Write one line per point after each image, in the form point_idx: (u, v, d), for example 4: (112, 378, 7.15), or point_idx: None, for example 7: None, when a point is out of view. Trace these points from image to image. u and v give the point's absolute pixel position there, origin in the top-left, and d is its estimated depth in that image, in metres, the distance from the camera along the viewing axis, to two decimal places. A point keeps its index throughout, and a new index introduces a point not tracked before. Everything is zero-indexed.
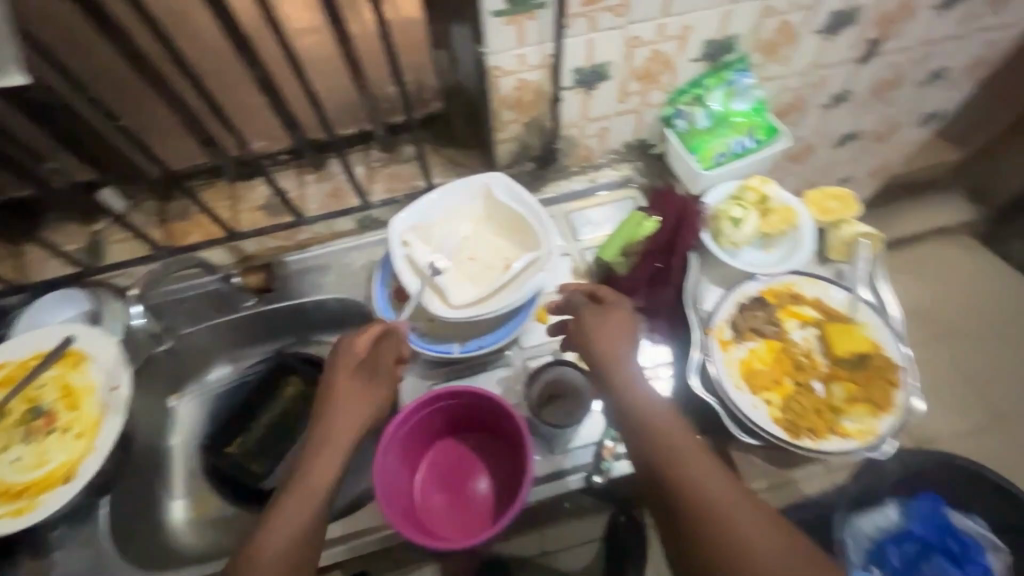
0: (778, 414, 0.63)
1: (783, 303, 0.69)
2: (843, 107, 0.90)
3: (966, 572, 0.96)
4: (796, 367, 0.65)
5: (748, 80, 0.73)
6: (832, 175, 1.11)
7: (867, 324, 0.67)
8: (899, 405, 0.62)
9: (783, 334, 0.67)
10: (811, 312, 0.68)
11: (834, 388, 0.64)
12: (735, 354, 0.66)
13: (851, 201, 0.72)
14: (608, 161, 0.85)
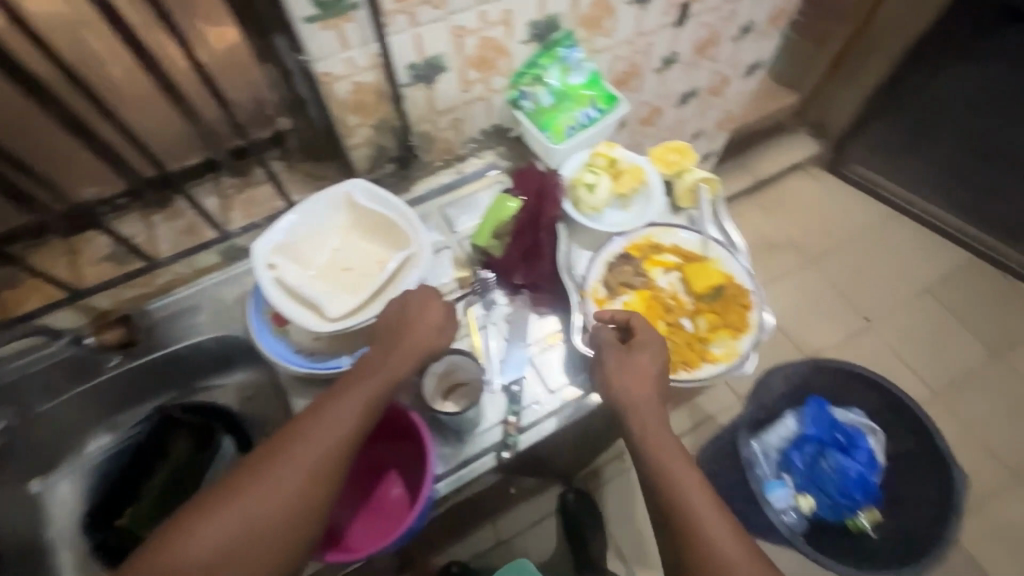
0: None
1: (646, 255, 0.74)
2: (675, 69, 0.98)
3: (855, 458, 1.09)
4: (665, 310, 0.71)
5: (578, 55, 0.78)
6: (684, 132, 1.20)
7: (718, 259, 0.73)
8: (754, 323, 0.69)
9: (650, 283, 0.72)
10: (671, 257, 0.74)
11: (700, 322, 0.69)
12: (611, 310, 0.70)
13: (689, 151, 0.79)
14: (471, 151, 0.87)
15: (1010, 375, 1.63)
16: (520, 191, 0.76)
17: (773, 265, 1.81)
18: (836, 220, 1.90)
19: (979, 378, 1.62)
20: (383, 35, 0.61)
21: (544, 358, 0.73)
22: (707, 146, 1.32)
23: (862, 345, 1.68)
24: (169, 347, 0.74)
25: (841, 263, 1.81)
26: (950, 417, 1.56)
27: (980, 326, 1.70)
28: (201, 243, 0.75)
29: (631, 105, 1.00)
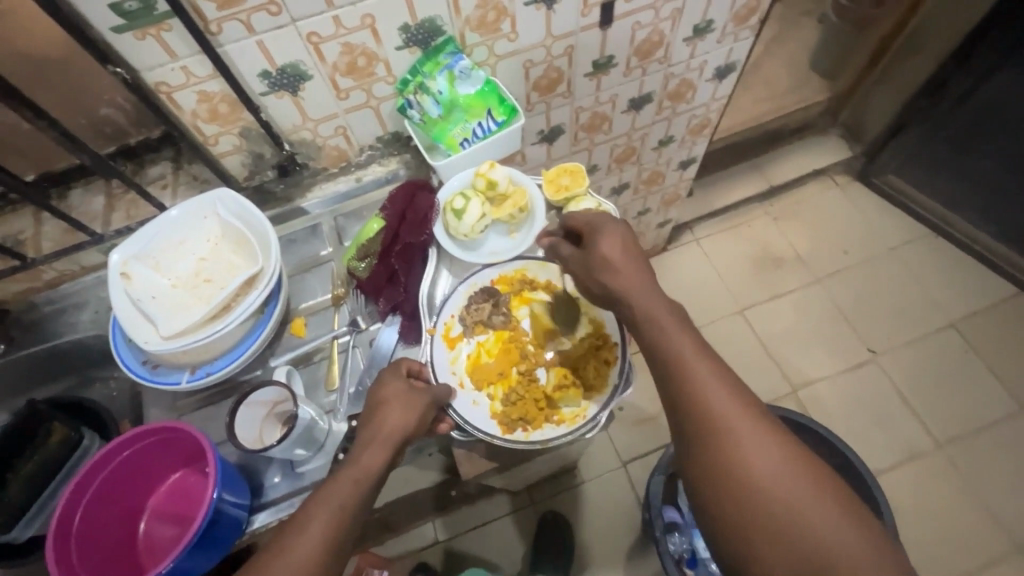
0: (498, 408, 0.66)
1: (516, 291, 0.71)
2: (614, 74, 0.87)
3: None
4: (520, 357, 0.69)
5: (465, 62, 0.70)
6: (648, 138, 1.09)
7: (590, 305, 0.70)
8: (609, 387, 0.65)
9: (512, 324, 0.70)
10: (542, 295, 0.71)
11: (550, 376, 0.67)
12: (462, 351, 0.69)
13: (582, 175, 0.72)
14: (371, 158, 0.82)
15: None
16: (388, 208, 0.70)
17: (773, 281, 1.65)
18: (857, 236, 1.70)
19: (997, 432, 1.42)
20: (212, 45, 0.58)
21: None
22: (683, 153, 1.20)
23: (863, 379, 1.51)
24: (51, 340, 0.77)
25: (853, 286, 1.63)
26: (953, 472, 1.39)
27: (1010, 372, 1.48)
28: (79, 242, 0.75)
29: (567, 112, 0.91)
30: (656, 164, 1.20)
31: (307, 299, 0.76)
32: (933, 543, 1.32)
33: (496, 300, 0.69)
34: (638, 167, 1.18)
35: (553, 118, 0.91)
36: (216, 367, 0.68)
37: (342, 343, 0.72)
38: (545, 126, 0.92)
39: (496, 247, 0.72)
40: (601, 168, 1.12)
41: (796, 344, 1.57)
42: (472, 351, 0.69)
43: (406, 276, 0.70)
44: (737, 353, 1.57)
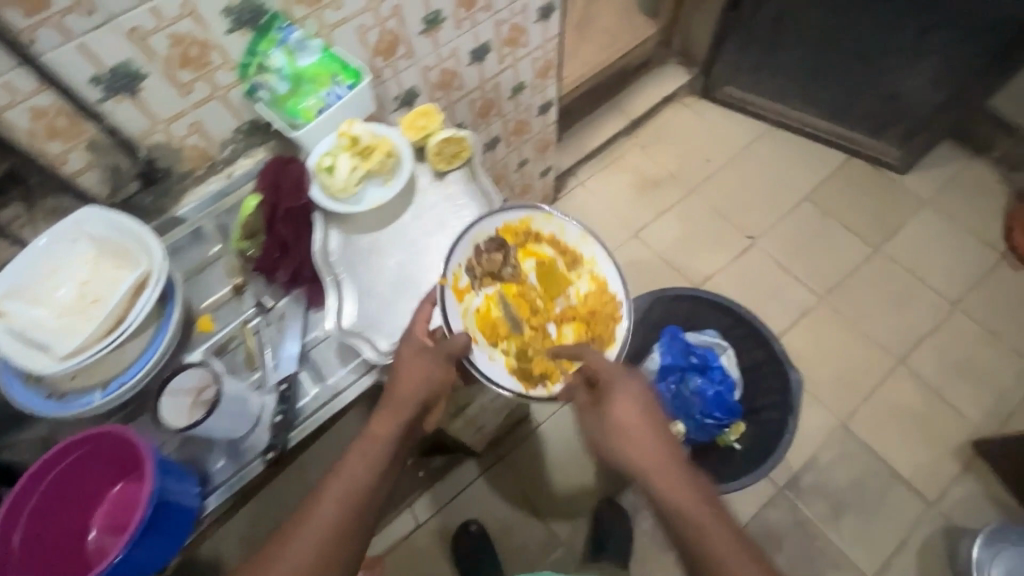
0: (513, 363, 0.73)
1: (521, 243, 0.77)
2: (447, 28, 0.95)
3: (710, 377, 1.10)
4: (532, 312, 0.77)
5: (298, 34, 0.75)
6: (502, 87, 1.18)
7: (592, 258, 0.80)
8: (620, 340, 0.76)
9: (518, 275, 0.77)
10: (546, 250, 0.78)
11: (563, 329, 0.77)
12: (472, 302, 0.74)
13: (436, 114, 0.77)
14: (237, 152, 0.84)
15: (890, 265, 1.67)
16: (262, 182, 0.72)
17: (657, 201, 1.81)
18: (714, 145, 1.91)
19: (863, 273, 1.66)
20: (32, 53, 0.59)
21: (318, 349, 0.73)
22: (539, 98, 1.31)
23: (749, 263, 1.70)
24: None
25: (722, 187, 1.83)
26: (837, 315, 1.61)
27: (859, 223, 1.73)
28: None
29: (415, 73, 0.98)
30: (518, 112, 1.29)
31: (207, 297, 0.77)
32: (838, 379, 1.52)
33: (506, 250, 0.75)
34: (503, 119, 1.27)
35: (405, 81, 0.97)
36: (126, 378, 0.67)
37: (254, 324, 0.74)
38: (400, 91, 0.98)
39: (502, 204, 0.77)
40: (468, 126, 1.20)
41: (691, 250, 1.73)
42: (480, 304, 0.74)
43: (297, 243, 0.73)
44: (643, 271, 1.71)
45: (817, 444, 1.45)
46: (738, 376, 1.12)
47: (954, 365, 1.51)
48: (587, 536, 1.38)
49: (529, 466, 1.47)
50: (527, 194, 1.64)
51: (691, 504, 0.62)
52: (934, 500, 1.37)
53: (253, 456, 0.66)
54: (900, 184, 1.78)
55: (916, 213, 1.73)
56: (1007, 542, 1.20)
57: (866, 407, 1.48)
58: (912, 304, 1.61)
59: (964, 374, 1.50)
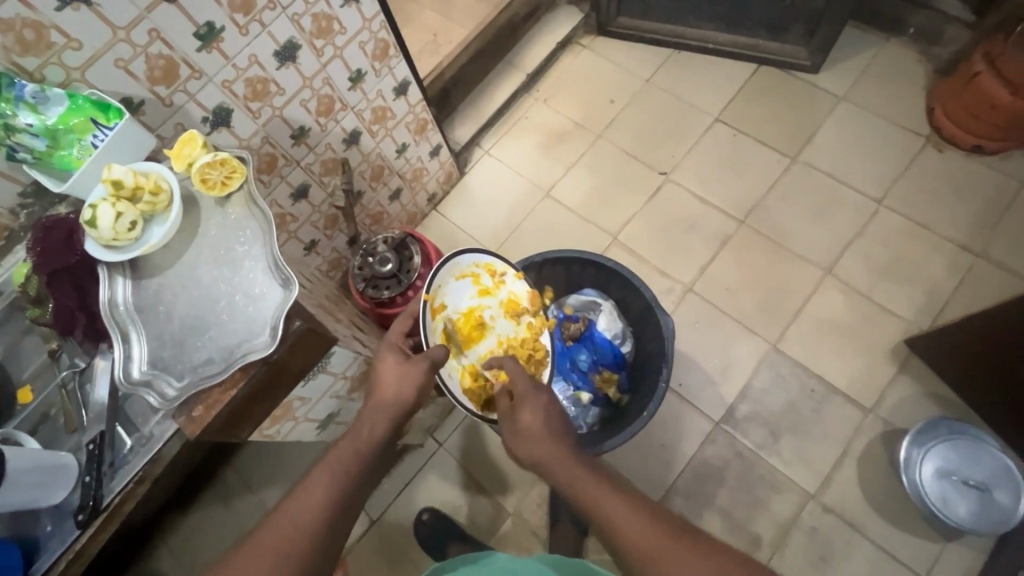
0: (467, 389, 1.01)
1: (486, 288, 1.08)
2: (230, 37, 0.90)
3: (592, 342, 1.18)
4: (480, 347, 1.05)
5: (31, 86, 0.73)
6: (336, 81, 1.13)
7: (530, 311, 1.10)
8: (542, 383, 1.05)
9: (482, 311, 1.06)
10: (500, 297, 1.09)
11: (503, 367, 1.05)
12: (443, 321, 1.00)
13: (199, 139, 0.76)
14: (33, 216, 0.83)
15: (808, 173, 1.60)
16: (34, 247, 0.74)
17: (565, 154, 1.75)
18: (619, 83, 1.81)
19: (781, 187, 1.60)
20: None
21: (132, 400, 0.73)
22: (390, 80, 1.25)
23: (665, 201, 1.65)
24: None
25: (629, 126, 1.75)
26: (758, 236, 1.56)
27: (773, 135, 1.66)
28: None
29: (215, 91, 0.94)
30: (369, 100, 1.24)
31: (28, 366, 0.77)
32: (766, 303, 1.49)
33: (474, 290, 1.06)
34: (353, 111, 1.22)
35: (206, 101, 0.93)
36: None
37: (71, 387, 0.74)
38: (204, 112, 0.95)
39: (475, 256, 1.07)
40: (311, 127, 1.15)
41: (604, 198, 1.68)
42: (447, 325, 1.01)
43: (82, 300, 0.73)
44: (558, 229, 1.67)
45: (750, 371, 1.44)
46: (621, 327, 1.20)
47: (881, 265, 1.49)
48: (533, 502, 1.42)
49: (470, 447, 1.48)
50: (422, 178, 1.59)
51: (587, 446, 0.80)
52: (871, 406, 1.37)
53: (72, 518, 0.67)
54: (812, 85, 1.70)
55: (831, 114, 1.65)
56: (934, 440, 1.27)
57: (796, 326, 1.46)
58: (833, 209, 1.56)
59: (890, 273, 1.48)
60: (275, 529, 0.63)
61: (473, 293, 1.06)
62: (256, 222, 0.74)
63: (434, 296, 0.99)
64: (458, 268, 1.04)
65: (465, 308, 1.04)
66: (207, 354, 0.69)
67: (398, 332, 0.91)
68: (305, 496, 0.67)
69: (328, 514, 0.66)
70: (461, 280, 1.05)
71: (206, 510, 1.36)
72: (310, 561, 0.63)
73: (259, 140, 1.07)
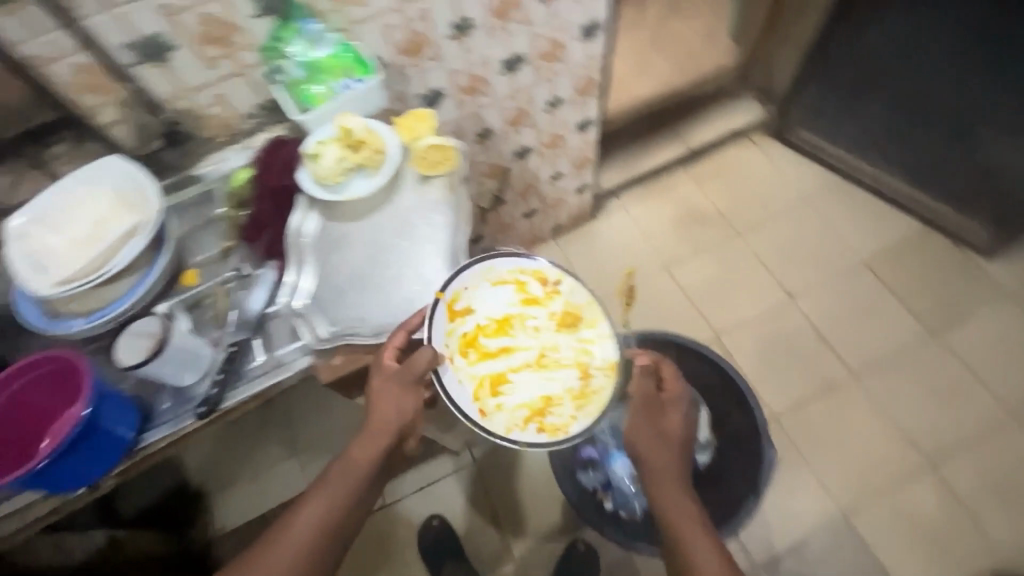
0: (478, 403, 0.74)
1: (533, 278, 0.80)
2: (477, 36, 0.96)
3: None
4: (508, 357, 0.77)
5: (316, 25, 0.79)
6: (534, 100, 1.17)
7: (593, 319, 0.79)
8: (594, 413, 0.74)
9: (518, 309, 0.79)
10: (551, 294, 0.80)
11: (537, 392, 0.76)
12: (463, 324, 0.76)
13: (430, 120, 0.81)
14: (256, 126, 0.90)
15: (942, 354, 1.50)
16: (260, 156, 0.80)
17: (698, 237, 1.73)
18: (776, 191, 1.77)
19: (908, 356, 1.51)
20: (77, 19, 0.67)
21: (276, 322, 0.77)
22: (579, 114, 1.29)
23: (782, 321, 1.59)
24: None
25: (772, 234, 1.71)
26: (867, 395, 1.47)
27: (918, 301, 1.57)
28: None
29: (442, 75, 1.00)
30: (553, 126, 1.28)
31: (201, 253, 0.84)
32: (851, 466, 1.40)
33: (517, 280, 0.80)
34: (536, 130, 1.26)
35: (429, 80, 0.99)
36: (107, 313, 0.74)
37: (230, 287, 0.80)
38: (423, 90, 1.01)
39: (515, 258, 0.80)
40: (495, 132, 1.21)
41: (720, 293, 1.64)
42: (469, 329, 0.77)
43: (277, 221, 0.78)
44: (664, 304, 1.64)
45: (810, 530, 1.34)
46: (709, 437, 1.13)
47: (992, 480, 1.36)
48: (542, 557, 1.38)
49: (501, 477, 1.46)
50: (558, 208, 1.61)
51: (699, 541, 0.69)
52: None
53: (192, 406, 0.72)
54: (979, 267, 1.59)
55: (988, 303, 1.55)
56: None
57: (875, 504, 1.35)
58: (957, 401, 1.45)
59: (999, 493, 1.35)
60: (308, 505, 0.69)
61: (513, 298, 0.79)
62: (446, 210, 0.78)
63: (454, 292, 0.76)
64: (492, 270, 0.79)
65: (494, 304, 0.78)
66: (370, 310, 0.74)
67: (392, 347, 0.72)
68: (338, 479, 0.70)
69: (332, 527, 0.68)
70: (496, 285, 0.79)
71: (248, 429, 1.41)
72: (325, 556, 0.68)
73: (449, 128, 1.12)
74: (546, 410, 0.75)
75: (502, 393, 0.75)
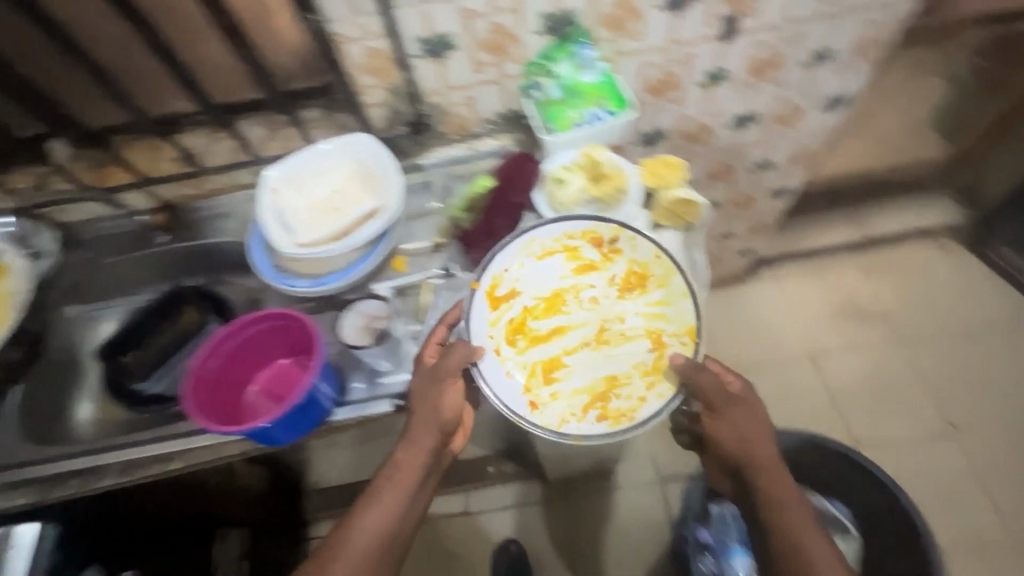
0: (529, 394, 0.72)
1: (599, 248, 0.76)
2: (725, 88, 0.92)
3: None
4: (563, 337, 0.75)
5: (591, 52, 0.78)
6: (745, 159, 1.11)
7: (667, 279, 0.74)
8: (668, 394, 0.69)
9: (574, 283, 0.76)
10: (614, 264, 0.76)
11: (596, 376, 0.73)
12: (510, 309, 0.75)
13: (680, 169, 0.77)
14: (487, 131, 0.91)
15: None
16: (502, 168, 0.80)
17: (854, 332, 1.58)
18: (954, 306, 1.59)
19: None
20: (391, 8, 0.69)
21: None
22: (780, 182, 1.21)
23: (935, 452, 1.41)
24: (200, 239, 0.91)
25: (942, 352, 1.53)
26: None
27: None
28: (242, 161, 0.90)
29: (672, 118, 0.96)
30: (749, 187, 1.21)
31: (412, 243, 0.84)
32: None
33: (577, 249, 0.76)
34: (731, 187, 1.20)
35: (658, 120, 0.96)
36: (330, 281, 0.78)
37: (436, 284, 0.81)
38: (648, 128, 0.98)
39: (570, 222, 0.75)
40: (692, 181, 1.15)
41: (867, 400, 1.49)
42: (516, 315, 0.75)
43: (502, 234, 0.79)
44: (800, 393, 1.52)
45: None
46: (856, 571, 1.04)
47: None
48: None
49: (587, 526, 1.40)
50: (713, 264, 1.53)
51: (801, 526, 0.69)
52: None
53: (387, 395, 0.73)
54: None
55: None
56: None
57: None
58: None
59: None
60: (367, 506, 0.69)
61: (568, 270, 0.76)
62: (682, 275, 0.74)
63: (496, 281, 0.75)
64: (537, 244, 0.76)
65: (543, 280, 0.76)
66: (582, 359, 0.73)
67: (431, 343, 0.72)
68: (393, 480, 0.70)
69: (396, 525, 0.69)
70: (545, 258, 0.76)
71: None
72: (386, 554, 0.68)
73: None
74: (610, 394, 0.72)
75: (558, 378, 0.73)
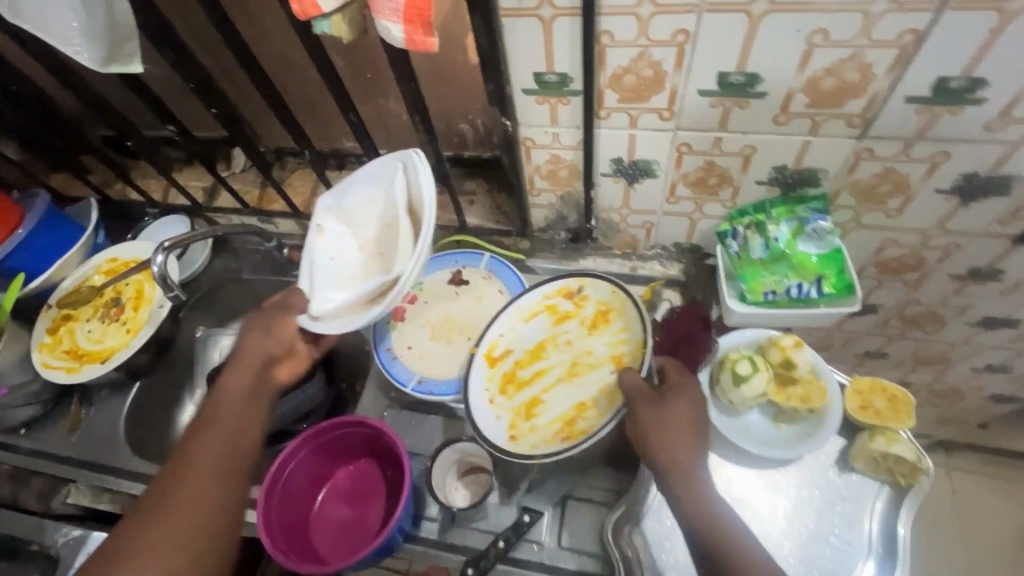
0: (513, 432, 0.66)
1: (573, 300, 0.70)
2: (987, 288, 0.69)
3: None
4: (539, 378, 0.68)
5: (827, 223, 0.60)
6: (974, 357, 0.85)
7: (627, 313, 0.67)
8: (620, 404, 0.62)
9: (553, 333, 0.70)
10: (587, 308, 0.70)
11: (564, 405, 0.66)
12: (501, 364, 0.69)
13: (906, 408, 0.59)
14: (656, 256, 0.77)
15: None
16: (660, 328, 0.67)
17: None
18: None
19: None
20: (595, 126, 0.58)
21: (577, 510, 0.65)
22: (1009, 388, 0.92)
23: None
24: None
25: None
26: None
27: None
28: None
29: (896, 298, 0.75)
30: (963, 383, 0.94)
31: None
32: None
33: (552, 295, 0.71)
34: (938, 376, 0.93)
35: (873, 296, 0.75)
36: (435, 389, 0.71)
37: None
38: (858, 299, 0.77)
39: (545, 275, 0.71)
40: (889, 359, 0.91)
41: None
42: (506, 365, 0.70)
43: None
44: None
45: None
46: None
47: None
48: None
49: None
50: None
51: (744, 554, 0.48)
52: None
53: (465, 552, 0.64)
54: None
55: None
56: None
57: None
58: None
59: None
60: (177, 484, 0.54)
61: (544, 316, 0.71)
62: (864, 531, 0.58)
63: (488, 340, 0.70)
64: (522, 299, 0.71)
65: (527, 331, 0.70)
66: None
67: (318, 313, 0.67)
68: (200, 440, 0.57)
69: (211, 492, 0.54)
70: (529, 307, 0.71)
71: None
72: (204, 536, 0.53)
73: (843, 336, 0.87)
74: (577, 416, 0.64)
75: (538, 416, 0.66)
